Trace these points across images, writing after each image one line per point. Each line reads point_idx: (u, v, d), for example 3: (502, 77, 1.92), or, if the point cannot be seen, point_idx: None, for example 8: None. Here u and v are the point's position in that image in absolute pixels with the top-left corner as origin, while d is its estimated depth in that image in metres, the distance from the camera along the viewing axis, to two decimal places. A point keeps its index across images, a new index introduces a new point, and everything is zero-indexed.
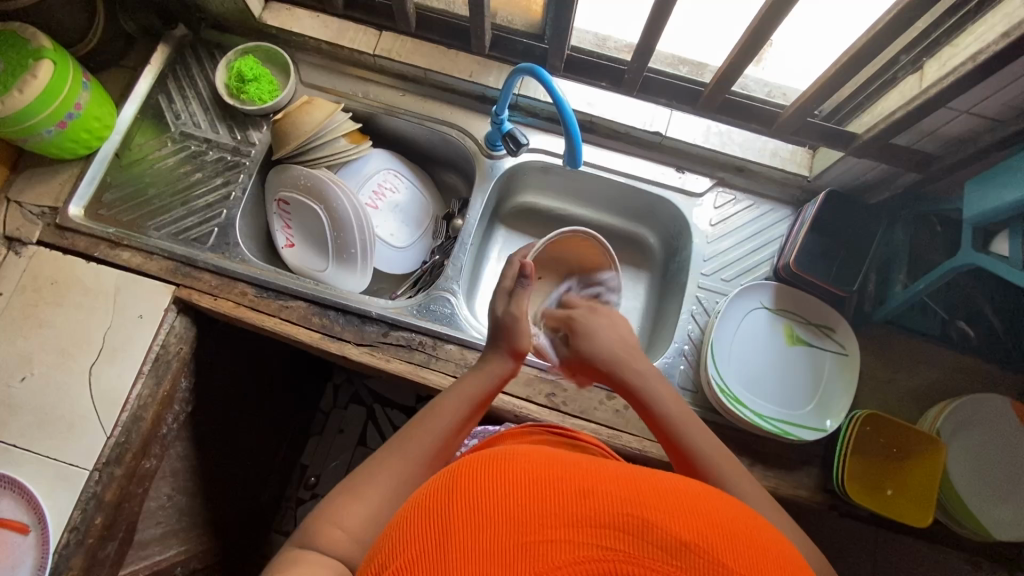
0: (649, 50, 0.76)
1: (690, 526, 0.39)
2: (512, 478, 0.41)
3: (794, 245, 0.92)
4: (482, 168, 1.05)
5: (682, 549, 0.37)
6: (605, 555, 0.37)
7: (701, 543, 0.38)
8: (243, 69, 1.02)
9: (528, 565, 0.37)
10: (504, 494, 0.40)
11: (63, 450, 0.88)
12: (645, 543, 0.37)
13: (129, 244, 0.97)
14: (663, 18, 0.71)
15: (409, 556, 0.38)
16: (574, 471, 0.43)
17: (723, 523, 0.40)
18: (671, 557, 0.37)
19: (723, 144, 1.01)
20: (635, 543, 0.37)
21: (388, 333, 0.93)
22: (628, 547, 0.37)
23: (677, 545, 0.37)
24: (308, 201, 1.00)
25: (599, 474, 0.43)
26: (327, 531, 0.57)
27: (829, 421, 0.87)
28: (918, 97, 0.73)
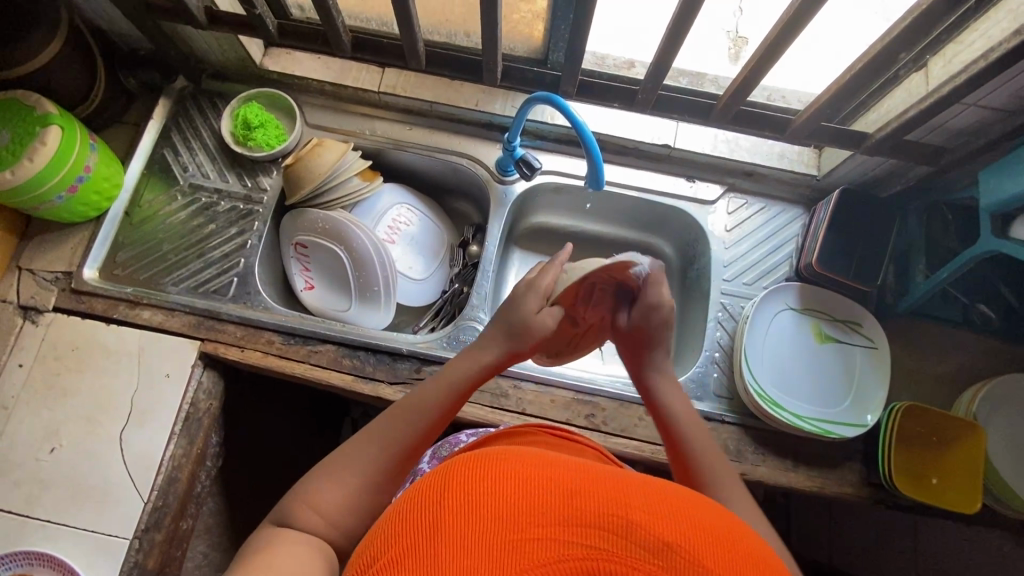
0: (664, 69, 0.77)
1: (678, 529, 0.38)
2: (505, 477, 0.40)
3: (815, 244, 0.93)
4: (495, 194, 1.05)
5: (665, 549, 0.36)
6: (588, 555, 0.36)
7: (682, 543, 0.37)
8: (249, 116, 1.02)
9: (512, 565, 0.35)
10: (493, 492, 0.39)
11: (101, 521, 0.86)
12: (632, 543, 0.36)
13: (148, 303, 0.95)
14: (678, 38, 0.72)
15: (396, 550, 0.37)
16: (565, 471, 0.42)
17: (703, 523, 0.39)
18: (653, 556, 0.36)
19: (731, 151, 1.03)
20: (622, 545, 0.36)
21: (420, 368, 0.92)
22: (612, 547, 0.36)
23: (660, 544, 0.36)
24: (327, 243, 0.99)
25: (594, 477, 0.42)
26: (304, 514, 0.56)
27: (869, 416, 0.88)
28: (930, 95, 0.74)
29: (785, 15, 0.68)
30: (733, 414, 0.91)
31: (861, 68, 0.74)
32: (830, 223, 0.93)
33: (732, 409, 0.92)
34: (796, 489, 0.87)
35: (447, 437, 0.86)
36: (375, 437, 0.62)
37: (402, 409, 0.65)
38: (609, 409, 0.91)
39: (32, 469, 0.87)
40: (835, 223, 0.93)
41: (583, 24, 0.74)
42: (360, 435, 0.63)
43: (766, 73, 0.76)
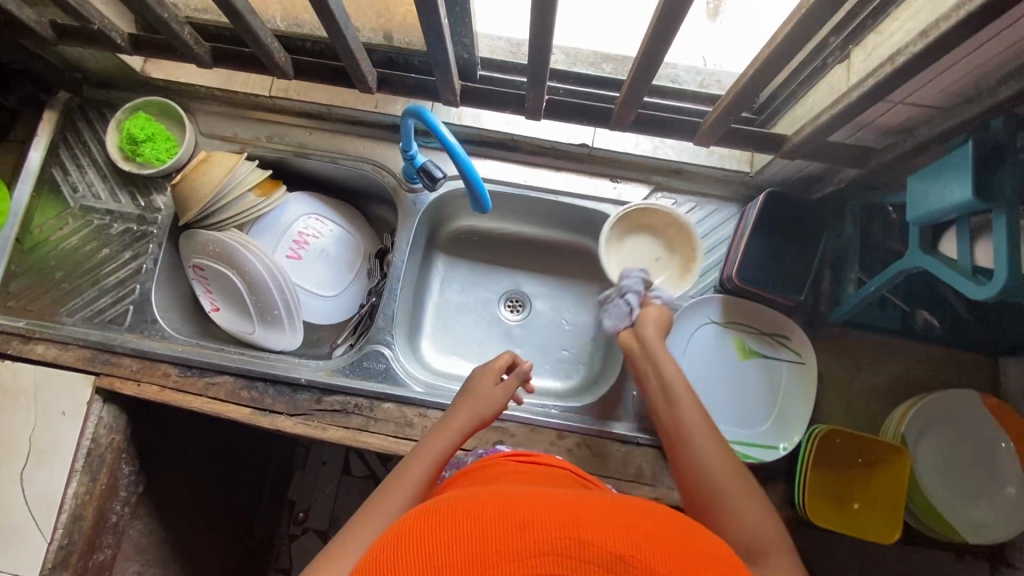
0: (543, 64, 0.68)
1: (629, 539, 0.36)
2: (450, 523, 0.38)
3: (737, 255, 0.84)
4: (404, 204, 0.98)
5: (619, 564, 0.34)
6: None
7: (634, 554, 0.35)
8: (134, 130, 0.94)
9: None
10: (444, 537, 0.37)
11: (7, 561, 0.86)
12: (584, 563, 0.34)
13: (41, 337, 0.92)
14: (546, 34, 0.63)
15: None
16: (517, 500, 0.40)
17: (657, 531, 0.38)
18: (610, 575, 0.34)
19: (655, 149, 0.94)
20: (575, 566, 0.34)
21: (321, 398, 0.88)
22: (568, 570, 0.34)
23: (613, 559, 0.34)
24: (220, 267, 0.93)
25: (546, 498, 0.40)
26: None
27: (784, 442, 0.83)
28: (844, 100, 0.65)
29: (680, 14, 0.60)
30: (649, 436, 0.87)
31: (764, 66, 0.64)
32: (756, 228, 0.83)
33: (649, 429, 0.88)
34: None
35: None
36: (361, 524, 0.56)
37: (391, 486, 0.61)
38: (520, 434, 0.87)
39: None
40: (760, 228, 0.84)
41: (438, 27, 0.66)
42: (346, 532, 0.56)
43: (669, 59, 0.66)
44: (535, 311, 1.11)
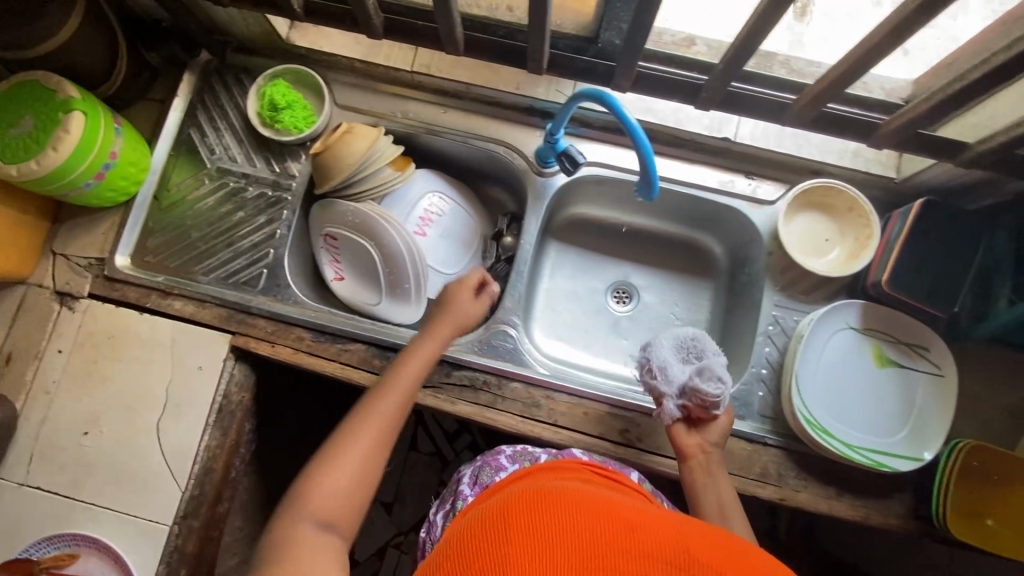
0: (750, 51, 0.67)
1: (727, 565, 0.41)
2: (562, 507, 0.45)
3: (887, 262, 0.84)
4: (533, 187, 0.98)
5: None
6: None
7: None
8: (276, 96, 0.96)
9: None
10: (556, 518, 0.44)
11: (141, 506, 0.88)
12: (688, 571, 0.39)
13: (180, 293, 0.94)
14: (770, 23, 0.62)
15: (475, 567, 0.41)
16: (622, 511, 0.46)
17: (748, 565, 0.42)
18: None
19: (799, 147, 0.94)
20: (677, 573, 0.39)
21: (450, 373, 0.90)
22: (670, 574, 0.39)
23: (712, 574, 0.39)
24: (355, 238, 0.96)
25: (644, 516, 0.46)
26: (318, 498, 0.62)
27: (927, 452, 0.82)
28: None
29: (900, 16, 0.59)
30: (777, 436, 0.87)
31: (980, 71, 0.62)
32: (911, 235, 0.83)
33: (775, 430, 0.88)
34: (837, 518, 0.84)
35: (486, 457, 0.82)
36: (350, 438, 0.67)
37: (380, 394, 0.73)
38: (645, 425, 0.88)
39: (74, 454, 0.89)
40: (914, 237, 0.83)
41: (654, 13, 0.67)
42: (332, 443, 0.67)
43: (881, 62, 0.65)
44: (644, 303, 1.10)
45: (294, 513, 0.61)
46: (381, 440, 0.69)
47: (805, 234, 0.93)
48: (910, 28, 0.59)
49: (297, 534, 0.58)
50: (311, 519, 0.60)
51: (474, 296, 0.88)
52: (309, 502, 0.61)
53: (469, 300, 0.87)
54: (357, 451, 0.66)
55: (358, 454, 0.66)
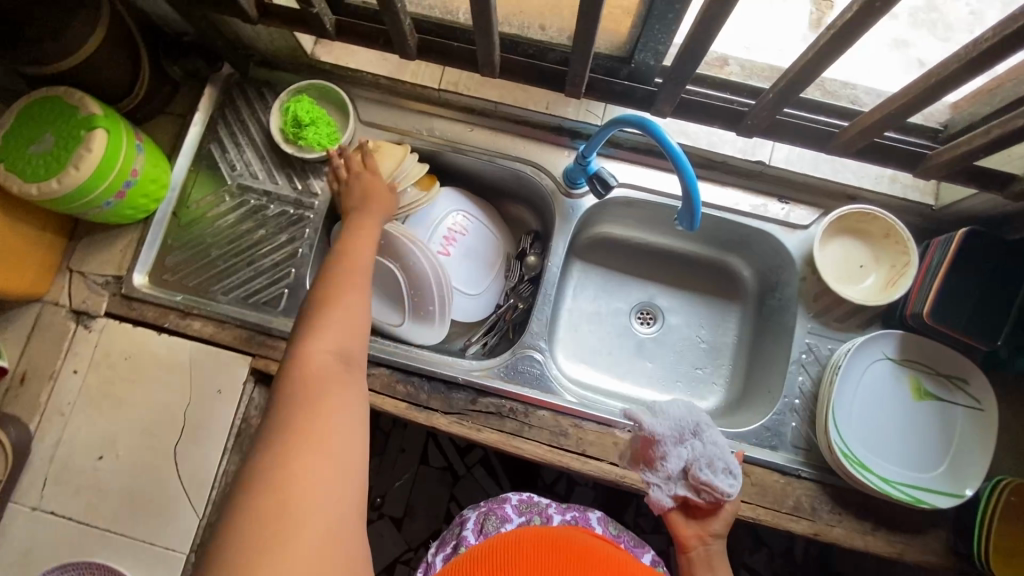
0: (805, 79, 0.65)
1: None
2: None
3: (928, 292, 0.82)
4: (561, 208, 0.96)
5: None
6: None
7: None
8: (300, 112, 0.94)
9: None
10: None
11: (159, 533, 0.86)
12: None
13: (199, 313, 0.92)
14: (832, 54, 0.61)
15: None
16: None
17: None
18: None
19: (834, 172, 0.92)
20: None
21: (476, 399, 0.88)
22: None
23: None
24: (380, 258, 0.95)
25: None
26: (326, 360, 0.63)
27: (969, 488, 0.80)
28: None
29: (966, 52, 0.57)
30: (811, 468, 0.85)
31: None
32: (953, 265, 0.81)
33: (809, 462, 0.86)
34: (873, 554, 0.82)
35: (491, 503, 0.80)
36: (338, 288, 0.71)
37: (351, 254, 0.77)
38: None
39: (90, 478, 0.87)
40: (956, 268, 0.81)
41: (706, 40, 0.65)
42: (324, 301, 0.68)
43: (938, 96, 0.63)
44: (668, 325, 1.07)
45: (291, 377, 0.61)
46: (361, 267, 0.75)
47: (839, 260, 0.91)
48: (975, 65, 0.57)
49: (297, 390, 0.59)
50: (309, 375, 0.61)
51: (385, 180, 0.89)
52: (305, 363, 0.62)
53: (380, 184, 0.87)
54: (354, 303, 0.70)
55: (352, 301, 0.70)
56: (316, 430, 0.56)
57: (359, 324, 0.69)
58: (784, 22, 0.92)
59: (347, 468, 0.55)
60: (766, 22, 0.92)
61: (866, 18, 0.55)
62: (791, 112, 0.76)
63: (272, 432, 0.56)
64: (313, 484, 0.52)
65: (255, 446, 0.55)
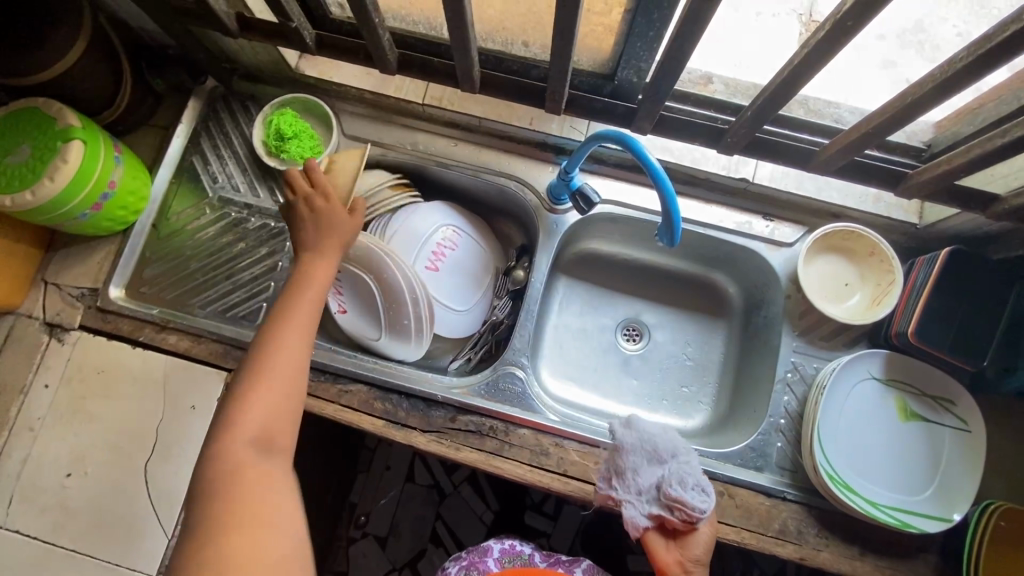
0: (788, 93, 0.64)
1: None
2: None
3: (913, 311, 0.81)
4: (544, 223, 0.96)
5: None
6: None
7: None
8: (283, 125, 0.93)
9: None
10: None
11: (127, 554, 0.83)
12: None
13: (175, 327, 0.91)
14: (810, 69, 0.61)
15: None
16: None
17: None
18: None
19: (818, 190, 0.91)
20: None
21: (455, 417, 0.86)
22: None
23: None
24: (358, 271, 0.93)
25: None
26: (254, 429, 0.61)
27: (957, 512, 0.78)
28: None
29: (942, 72, 0.57)
30: (797, 491, 0.83)
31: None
32: (937, 285, 0.80)
33: (795, 484, 0.84)
34: None
35: (472, 556, 0.74)
36: (279, 338, 0.66)
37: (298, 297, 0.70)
38: None
39: (57, 496, 0.85)
40: (940, 288, 0.80)
41: (683, 56, 0.65)
42: (261, 360, 0.64)
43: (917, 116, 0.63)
44: (654, 342, 1.06)
45: (222, 443, 0.59)
46: (308, 317, 0.69)
47: (826, 278, 0.91)
48: (951, 85, 0.57)
49: (226, 462, 0.58)
50: (241, 467, 0.59)
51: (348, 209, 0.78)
52: (238, 429, 0.60)
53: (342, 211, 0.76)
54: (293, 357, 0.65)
55: (291, 351, 0.65)
56: (253, 502, 0.57)
57: (298, 375, 0.65)
58: (768, 41, 0.93)
59: (285, 537, 0.56)
60: (750, 41, 0.93)
61: (838, 37, 0.55)
62: (770, 130, 0.76)
63: (204, 507, 0.57)
64: (253, 561, 0.54)
65: (189, 519, 0.57)
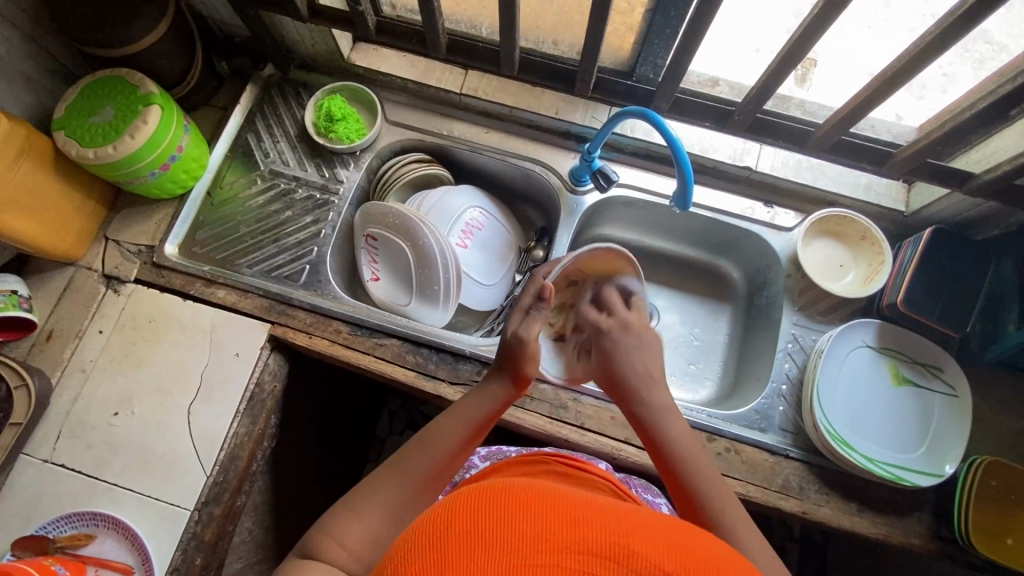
0: (780, 77, 0.77)
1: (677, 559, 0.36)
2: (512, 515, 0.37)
3: (902, 284, 0.89)
4: (566, 203, 1.05)
5: None
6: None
7: None
8: (333, 108, 1.04)
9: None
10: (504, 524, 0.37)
11: (165, 490, 0.88)
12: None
13: (223, 282, 0.98)
14: (800, 51, 0.72)
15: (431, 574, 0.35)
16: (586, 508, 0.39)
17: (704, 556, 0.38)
18: None
19: (816, 179, 1.00)
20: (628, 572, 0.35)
21: (481, 370, 0.93)
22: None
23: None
24: (396, 239, 1.01)
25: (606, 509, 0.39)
26: (331, 548, 0.56)
27: (947, 467, 0.84)
28: None
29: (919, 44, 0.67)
30: (799, 450, 0.89)
31: (994, 101, 0.70)
32: (922, 261, 0.89)
33: (797, 444, 0.90)
34: (859, 534, 0.84)
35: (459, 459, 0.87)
36: (410, 465, 0.64)
37: (440, 429, 0.68)
38: None
39: (103, 434, 0.90)
40: (925, 263, 0.89)
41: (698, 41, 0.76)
42: (377, 477, 0.64)
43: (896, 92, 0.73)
44: (663, 323, 1.13)
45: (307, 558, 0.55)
46: (443, 459, 0.66)
47: (822, 259, 0.99)
48: (923, 59, 0.68)
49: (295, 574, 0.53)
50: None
51: (500, 400, 0.72)
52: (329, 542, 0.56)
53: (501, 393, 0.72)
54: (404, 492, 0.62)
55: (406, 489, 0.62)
56: None
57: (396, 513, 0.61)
58: None
59: None
60: None
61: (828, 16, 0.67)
62: (766, 112, 0.88)
63: None
64: None
65: None
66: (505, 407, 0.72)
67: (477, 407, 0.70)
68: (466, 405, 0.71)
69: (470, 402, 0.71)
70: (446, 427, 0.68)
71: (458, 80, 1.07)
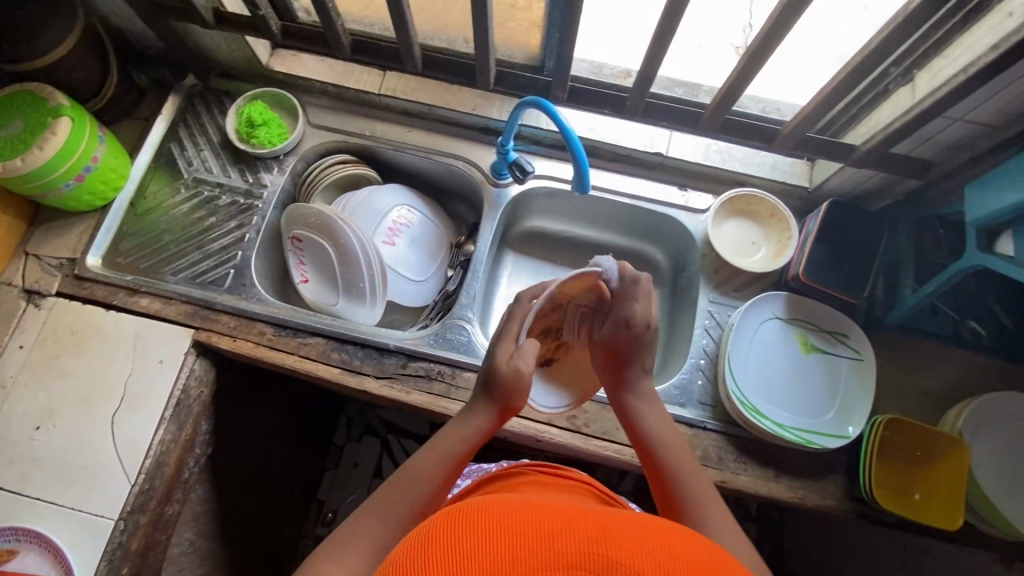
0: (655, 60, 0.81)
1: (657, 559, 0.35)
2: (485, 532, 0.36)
3: (803, 255, 0.93)
4: (489, 197, 1.07)
5: None
6: None
7: None
8: (253, 114, 1.06)
9: None
10: (475, 543, 0.35)
11: (88, 501, 0.87)
12: None
13: (148, 291, 0.98)
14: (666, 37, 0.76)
15: None
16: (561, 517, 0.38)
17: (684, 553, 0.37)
18: None
19: (724, 160, 1.04)
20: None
21: (406, 363, 0.94)
22: None
23: None
24: (318, 239, 1.02)
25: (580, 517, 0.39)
26: None
27: (852, 428, 0.88)
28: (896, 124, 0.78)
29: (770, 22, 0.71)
30: (717, 422, 0.92)
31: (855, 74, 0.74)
32: (820, 234, 0.93)
33: (715, 417, 0.93)
34: (776, 499, 0.87)
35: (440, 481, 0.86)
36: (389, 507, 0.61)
37: (418, 465, 0.65)
38: (593, 411, 0.92)
39: (24, 448, 0.89)
40: (822, 235, 0.93)
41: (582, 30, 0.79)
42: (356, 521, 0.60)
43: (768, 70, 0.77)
44: None
45: None
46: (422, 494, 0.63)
47: (735, 237, 1.03)
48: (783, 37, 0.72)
49: None
50: None
51: (479, 431, 0.69)
52: None
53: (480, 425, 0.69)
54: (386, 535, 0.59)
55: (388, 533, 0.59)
56: None
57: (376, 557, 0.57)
58: None
59: None
60: None
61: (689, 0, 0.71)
62: (654, 96, 0.93)
63: None
64: None
65: None
66: (484, 438, 0.70)
67: (457, 441, 0.68)
68: (444, 438, 0.68)
69: (443, 433, 0.69)
70: (424, 465, 0.65)
71: (377, 82, 1.09)
